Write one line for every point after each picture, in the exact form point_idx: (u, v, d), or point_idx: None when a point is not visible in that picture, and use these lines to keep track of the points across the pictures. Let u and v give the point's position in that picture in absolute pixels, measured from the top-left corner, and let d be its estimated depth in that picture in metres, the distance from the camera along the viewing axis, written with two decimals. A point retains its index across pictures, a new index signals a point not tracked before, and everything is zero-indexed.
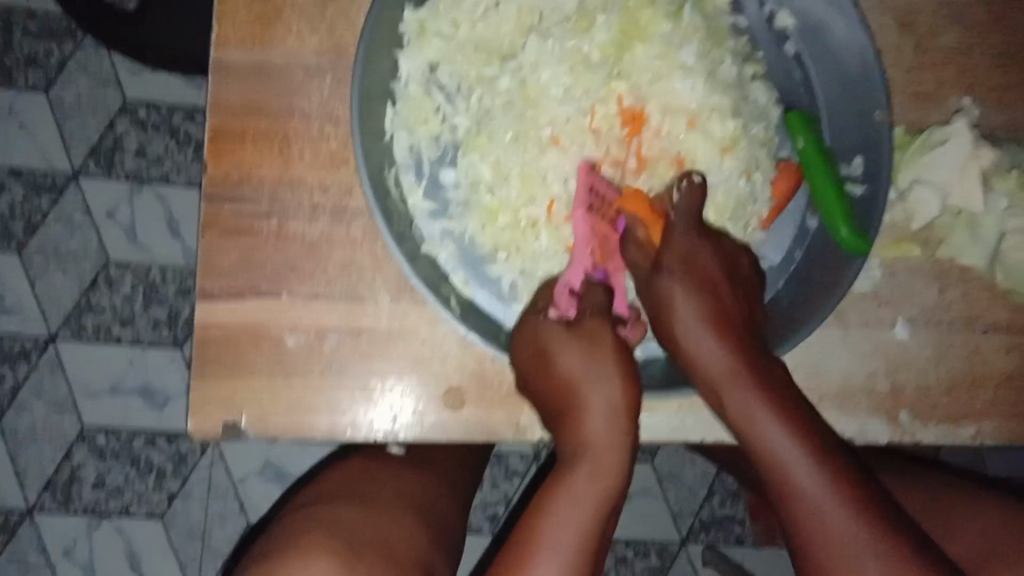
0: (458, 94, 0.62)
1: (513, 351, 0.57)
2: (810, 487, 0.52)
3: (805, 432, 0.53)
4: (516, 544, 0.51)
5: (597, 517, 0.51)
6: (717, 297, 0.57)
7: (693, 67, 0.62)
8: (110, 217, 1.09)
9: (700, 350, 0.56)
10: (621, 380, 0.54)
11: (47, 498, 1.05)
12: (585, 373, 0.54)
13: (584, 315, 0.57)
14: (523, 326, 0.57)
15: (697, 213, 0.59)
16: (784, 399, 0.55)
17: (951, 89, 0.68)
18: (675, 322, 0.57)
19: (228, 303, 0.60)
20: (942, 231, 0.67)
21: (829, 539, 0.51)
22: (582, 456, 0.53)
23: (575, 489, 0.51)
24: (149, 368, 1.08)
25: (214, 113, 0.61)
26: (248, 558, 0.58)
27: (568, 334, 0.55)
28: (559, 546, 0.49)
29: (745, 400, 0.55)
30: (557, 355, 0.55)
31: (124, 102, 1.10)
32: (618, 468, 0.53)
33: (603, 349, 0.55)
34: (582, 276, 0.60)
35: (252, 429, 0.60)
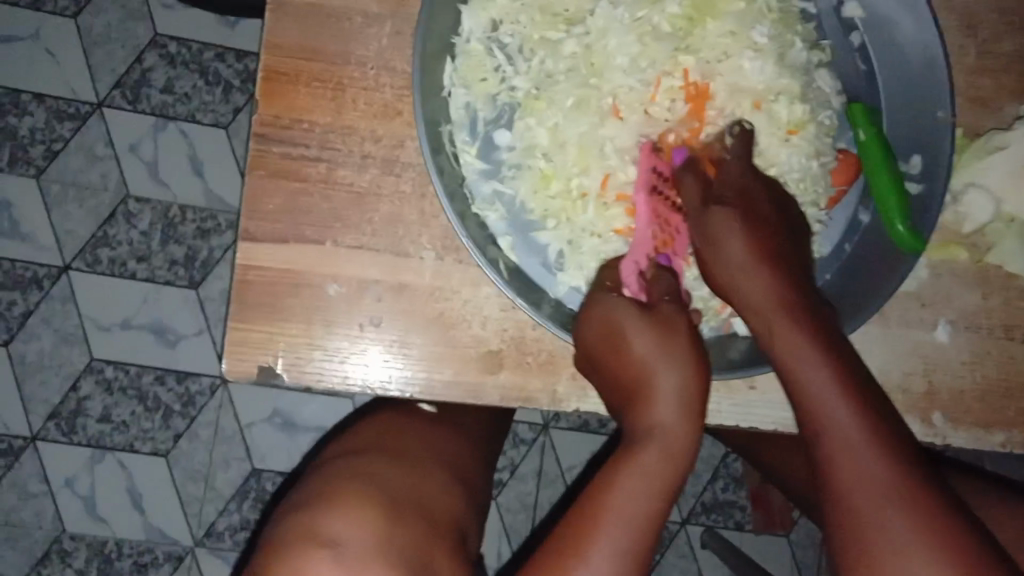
0: (519, 54, 0.62)
1: (579, 326, 0.56)
2: (804, 368, 0.51)
3: (809, 321, 0.53)
4: (575, 518, 0.50)
5: (663, 493, 0.50)
6: (842, 355, 0.52)
7: (764, 47, 0.62)
8: (133, 148, 1.07)
9: (830, 409, 0.50)
10: (693, 371, 0.54)
11: (51, 428, 1.05)
12: (659, 357, 0.54)
13: (660, 300, 0.56)
14: (591, 305, 0.57)
15: (747, 164, 0.60)
16: (803, 309, 0.53)
17: (1010, 96, 0.68)
18: (807, 388, 0.51)
19: (270, 247, 0.59)
20: (991, 237, 0.67)
21: (825, 415, 0.50)
22: (653, 437, 0.52)
23: (642, 468, 0.51)
24: (162, 306, 1.07)
25: (269, 52, 0.60)
26: (285, 507, 0.58)
27: (643, 319, 0.55)
28: (620, 526, 0.49)
29: (873, 471, 0.47)
30: (628, 336, 0.54)
31: (153, 36, 1.08)
32: (686, 456, 0.52)
33: (682, 334, 0.55)
34: (646, 260, 0.60)
35: (287, 373, 0.59)
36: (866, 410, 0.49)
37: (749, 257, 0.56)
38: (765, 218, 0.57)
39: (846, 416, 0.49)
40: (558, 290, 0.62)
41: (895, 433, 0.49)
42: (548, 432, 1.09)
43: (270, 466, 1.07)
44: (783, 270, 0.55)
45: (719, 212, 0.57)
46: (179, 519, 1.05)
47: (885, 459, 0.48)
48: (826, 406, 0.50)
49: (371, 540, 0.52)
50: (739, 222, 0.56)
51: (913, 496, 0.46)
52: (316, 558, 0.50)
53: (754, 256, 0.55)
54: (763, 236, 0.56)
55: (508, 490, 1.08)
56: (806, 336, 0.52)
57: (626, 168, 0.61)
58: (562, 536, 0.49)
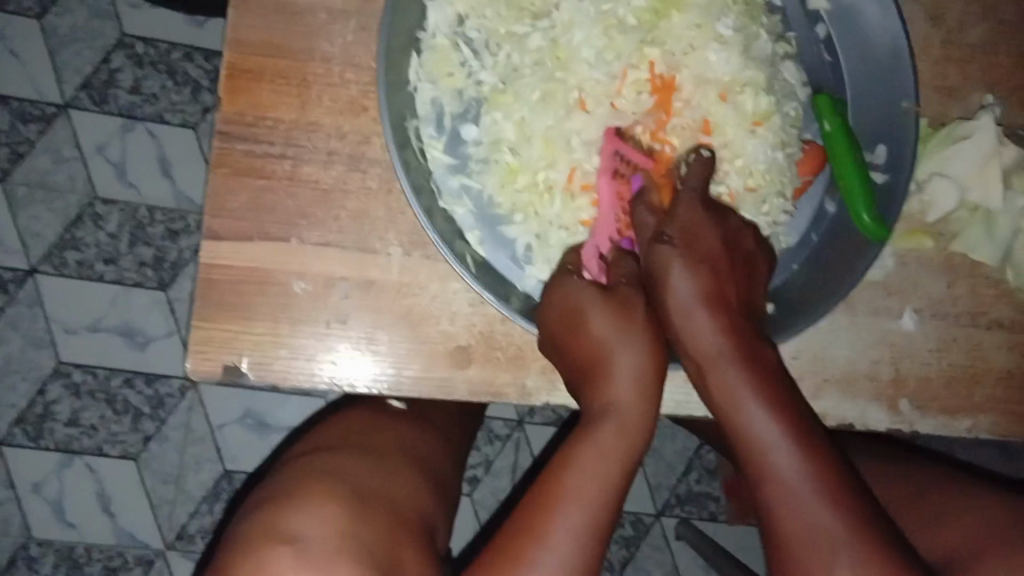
0: (485, 50, 0.61)
1: (540, 311, 0.57)
2: (749, 413, 0.53)
3: (752, 357, 0.55)
4: (533, 500, 0.51)
5: (620, 470, 0.52)
6: (785, 398, 0.54)
7: (730, 40, 0.62)
8: (100, 149, 1.06)
9: (775, 456, 0.51)
10: (651, 349, 0.55)
11: (19, 433, 1.03)
12: (619, 338, 0.55)
13: (619, 284, 0.57)
14: (553, 288, 0.57)
15: (699, 194, 0.58)
16: (747, 347, 0.55)
17: (973, 86, 0.68)
18: (754, 436, 0.52)
19: (235, 245, 0.58)
20: (955, 226, 0.67)
21: (769, 461, 0.52)
22: (610, 414, 0.53)
23: (599, 442, 0.52)
24: (131, 308, 1.05)
25: (232, 48, 0.59)
26: (248, 506, 0.57)
27: (604, 300, 0.56)
28: (581, 503, 0.49)
29: (820, 514, 0.49)
30: (588, 317, 0.55)
31: (121, 36, 1.07)
32: (641, 430, 0.54)
33: (637, 317, 0.56)
34: (609, 244, 0.60)
35: (253, 372, 0.58)
36: (809, 452, 0.51)
37: (698, 301, 0.56)
38: (713, 252, 0.57)
39: (789, 455, 0.51)
40: (526, 283, 0.62)
41: (839, 471, 0.51)
42: (522, 427, 1.09)
43: (243, 468, 1.06)
44: (730, 316, 0.56)
45: (666, 252, 0.57)
46: (152, 523, 1.04)
47: (831, 504, 0.49)
48: (769, 451, 0.52)
49: (334, 532, 0.51)
50: (686, 260, 0.56)
51: (860, 535, 0.48)
52: (277, 554, 0.49)
53: (700, 292, 0.56)
54: (709, 270, 0.57)
55: (484, 487, 1.08)
56: (749, 376, 0.54)
57: (592, 160, 0.60)
58: (520, 520, 0.50)
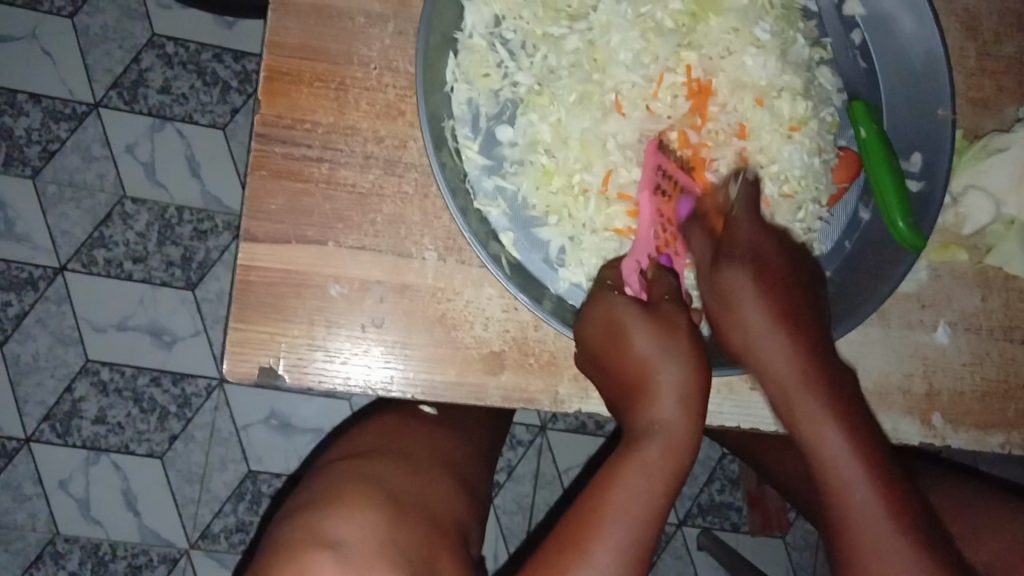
0: (522, 50, 0.62)
1: (579, 326, 0.56)
2: (801, 401, 0.53)
3: (799, 334, 0.54)
4: (575, 516, 0.50)
5: (665, 489, 0.51)
6: (845, 393, 0.53)
7: (766, 44, 0.62)
8: (130, 149, 1.07)
9: (834, 452, 0.52)
10: (695, 367, 0.53)
11: (46, 430, 1.04)
12: (661, 354, 0.53)
13: (660, 300, 0.56)
14: (596, 302, 0.56)
15: (755, 210, 0.58)
16: (795, 324, 0.54)
17: (1010, 98, 0.68)
18: (813, 430, 0.53)
19: (272, 247, 0.59)
20: (990, 239, 0.67)
21: (821, 448, 0.52)
22: (654, 432, 0.52)
23: (645, 463, 0.51)
24: (158, 307, 1.06)
25: (271, 51, 0.59)
26: (287, 508, 0.58)
27: (644, 316, 0.55)
28: (624, 523, 0.49)
29: (874, 508, 0.50)
30: (633, 337, 0.54)
31: (151, 36, 1.08)
32: (689, 448, 0.52)
33: (682, 330, 0.54)
34: (648, 259, 0.60)
35: (287, 375, 0.58)
36: (865, 444, 0.52)
37: (770, 321, 0.54)
38: (758, 231, 0.57)
39: (839, 438, 0.52)
40: (559, 285, 0.62)
41: (889, 465, 0.52)
42: (545, 434, 1.09)
43: (267, 468, 1.06)
44: (802, 332, 0.54)
45: (737, 273, 0.55)
46: (175, 522, 1.05)
47: (886, 498, 0.50)
48: (819, 437, 0.52)
49: (374, 537, 0.52)
50: (734, 245, 0.56)
51: (907, 526, 0.50)
52: (317, 558, 0.50)
53: (749, 271, 0.55)
54: (756, 251, 0.56)
55: (506, 493, 1.07)
56: (799, 357, 0.54)
57: (631, 167, 0.61)
58: (563, 535, 0.50)
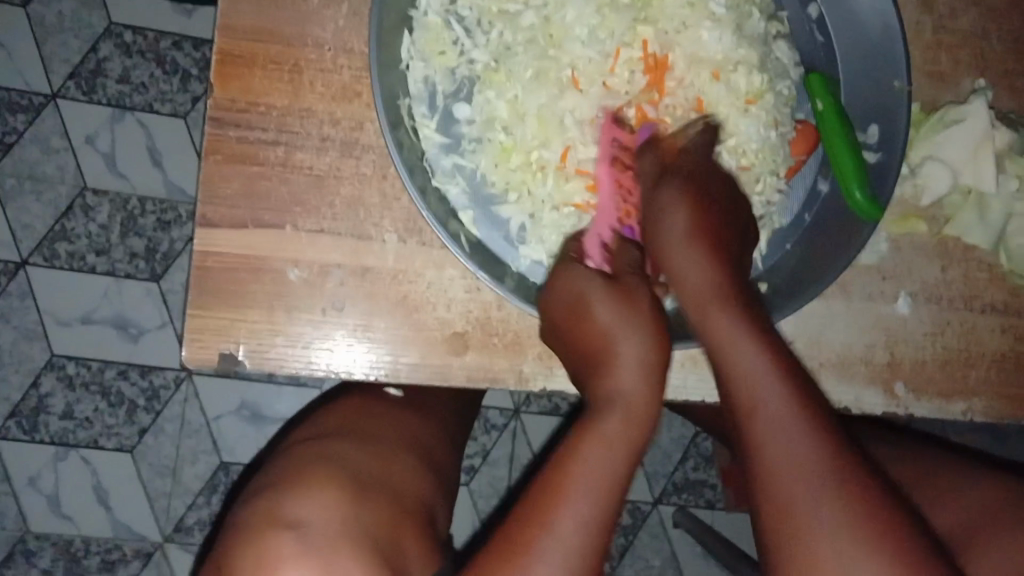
0: (478, 28, 0.61)
1: (547, 296, 0.57)
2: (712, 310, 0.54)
3: (715, 251, 0.56)
4: (537, 488, 0.51)
5: (625, 460, 0.51)
6: (772, 338, 0.52)
7: (722, 18, 0.62)
8: (90, 139, 1.05)
9: (763, 394, 0.50)
10: (655, 340, 0.55)
11: (11, 427, 1.02)
12: (622, 326, 0.54)
13: (624, 271, 0.57)
14: (557, 275, 0.57)
15: (709, 158, 0.60)
16: (713, 242, 0.56)
17: (965, 70, 0.68)
18: (742, 375, 0.51)
19: (230, 232, 0.58)
20: (949, 210, 0.68)
21: (729, 354, 0.52)
22: (614, 404, 0.53)
23: (604, 434, 0.52)
24: (123, 300, 1.05)
25: (223, 34, 0.58)
26: (249, 490, 0.57)
27: (607, 287, 0.56)
28: (587, 494, 0.49)
29: (803, 452, 0.47)
30: (594, 306, 0.55)
31: (109, 24, 1.06)
32: (647, 419, 0.53)
33: (641, 301, 0.56)
34: (610, 231, 0.60)
35: (249, 360, 0.58)
36: (795, 394, 0.49)
37: (689, 236, 0.56)
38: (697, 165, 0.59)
39: (746, 343, 0.52)
40: (520, 263, 0.61)
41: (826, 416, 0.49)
42: (519, 417, 1.09)
43: (239, 459, 1.06)
44: (724, 255, 0.56)
45: (666, 191, 0.58)
46: (147, 516, 1.04)
47: (814, 439, 0.48)
48: (727, 341, 0.52)
49: (336, 520, 0.52)
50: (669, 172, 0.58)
51: (838, 470, 0.47)
52: (275, 540, 0.50)
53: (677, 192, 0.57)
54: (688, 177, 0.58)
55: (480, 477, 1.08)
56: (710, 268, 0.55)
57: (587, 143, 0.61)
58: (525, 508, 0.50)
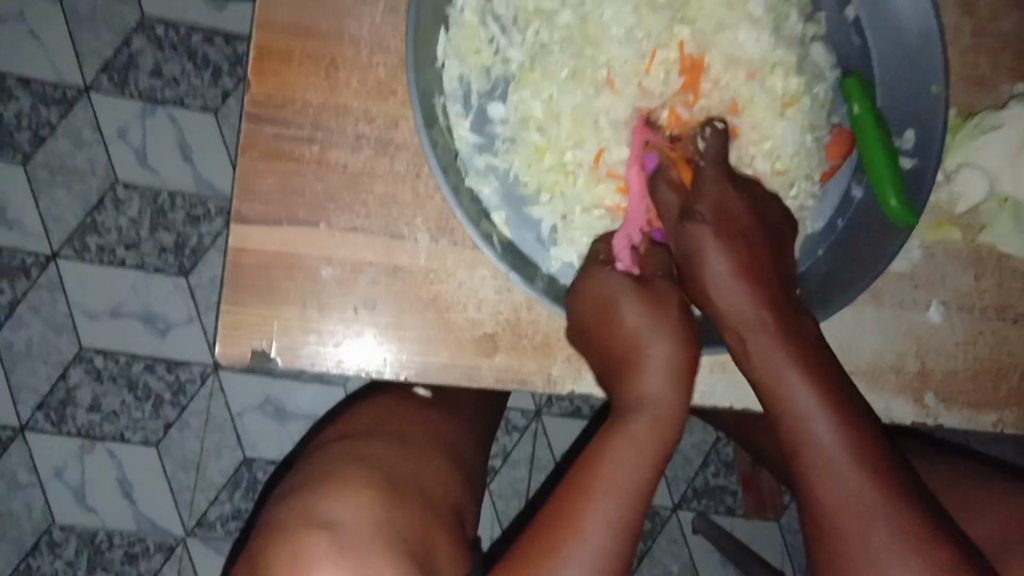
0: (514, 26, 0.61)
1: (572, 302, 0.56)
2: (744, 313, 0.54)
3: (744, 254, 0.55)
4: (566, 489, 0.51)
5: (652, 465, 0.52)
6: (820, 365, 0.52)
7: (760, 19, 0.63)
8: (122, 134, 1.06)
9: (815, 432, 0.50)
10: (684, 347, 0.54)
11: (39, 417, 1.03)
12: (652, 331, 0.54)
13: (653, 277, 0.57)
14: (586, 276, 0.57)
15: (721, 167, 0.57)
16: (742, 244, 0.55)
17: (1004, 76, 0.68)
18: (792, 410, 0.51)
19: (263, 228, 0.58)
20: (984, 217, 0.67)
21: (768, 363, 0.53)
22: (642, 409, 0.53)
23: (633, 439, 0.52)
24: (151, 294, 1.06)
25: (261, 30, 0.59)
26: (283, 488, 0.58)
27: (638, 292, 0.55)
28: (614, 496, 0.50)
29: (859, 489, 0.49)
30: (621, 310, 0.55)
31: (142, 19, 1.07)
32: (674, 424, 0.54)
33: (671, 309, 0.55)
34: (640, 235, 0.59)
35: (280, 357, 0.58)
36: (848, 428, 0.50)
37: (733, 279, 0.54)
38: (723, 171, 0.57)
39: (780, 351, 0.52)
40: (550, 264, 0.61)
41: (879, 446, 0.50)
42: (540, 418, 1.09)
43: (261, 454, 1.06)
44: (760, 280, 0.55)
45: (697, 228, 0.55)
46: (171, 509, 1.05)
47: (851, 441, 0.50)
48: (765, 349, 0.53)
49: (369, 518, 0.53)
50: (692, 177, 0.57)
51: (894, 505, 0.48)
52: (312, 538, 0.51)
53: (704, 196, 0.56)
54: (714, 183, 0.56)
55: (501, 477, 1.08)
56: (738, 271, 0.54)
57: (620, 144, 0.61)
58: (552, 510, 0.51)
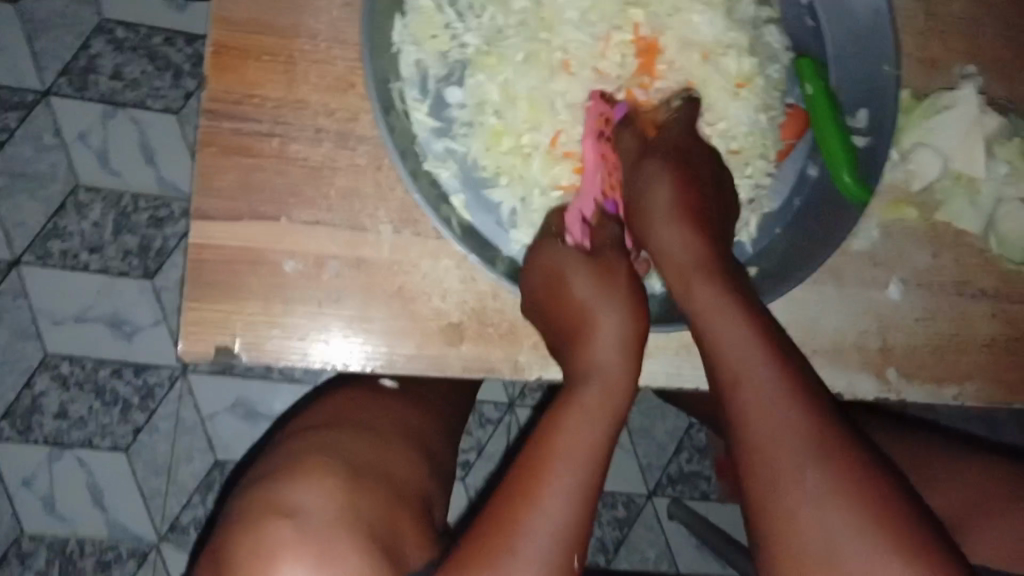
0: (469, 12, 0.61)
1: (525, 278, 0.58)
2: (678, 248, 0.55)
3: (687, 199, 0.56)
4: (523, 462, 0.51)
5: (605, 432, 0.52)
6: (758, 314, 0.51)
7: (713, 2, 0.63)
8: (82, 137, 1.05)
9: (749, 368, 0.49)
10: (632, 313, 0.55)
11: (5, 426, 1.02)
12: (599, 301, 0.55)
13: (604, 247, 0.58)
14: (538, 253, 0.58)
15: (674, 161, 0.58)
16: (689, 191, 0.57)
17: (955, 57, 0.69)
18: (728, 350, 0.50)
19: (224, 223, 0.58)
20: (940, 196, 0.68)
21: (697, 291, 0.53)
22: (592, 377, 0.53)
23: (584, 408, 0.52)
24: (117, 298, 1.04)
25: (218, 25, 0.58)
26: (247, 480, 0.58)
27: (586, 265, 0.56)
28: (568, 466, 0.50)
29: (792, 425, 0.46)
30: (570, 280, 0.56)
31: (100, 21, 1.06)
32: (625, 391, 0.53)
33: (619, 278, 0.56)
34: (594, 206, 0.60)
35: (245, 353, 0.58)
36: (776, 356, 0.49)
37: (675, 221, 0.56)
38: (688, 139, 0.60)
39: (709, 284, 0.53)
40: (512, 247, 0.62)
41: (816, 393, 0.48)
42: (514, 411, 1.09)
43: (234, 456, 1.05)
44: (704, 228, 0.56)
45: (654, 163, 0.58)
46: (143, 514, 1.04)
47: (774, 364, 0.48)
48: (692, 279, 0.54)
49: (335, 507, 0.53)
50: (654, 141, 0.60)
51: (828, 442, 0.46)
52: (275, 527, 0.51)
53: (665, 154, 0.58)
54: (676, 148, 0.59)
55: (476, 471, 1.08)
56: (679, 211, 0.56)
57: (576, 126, 0.61)
58: (512, 484, 0.50)
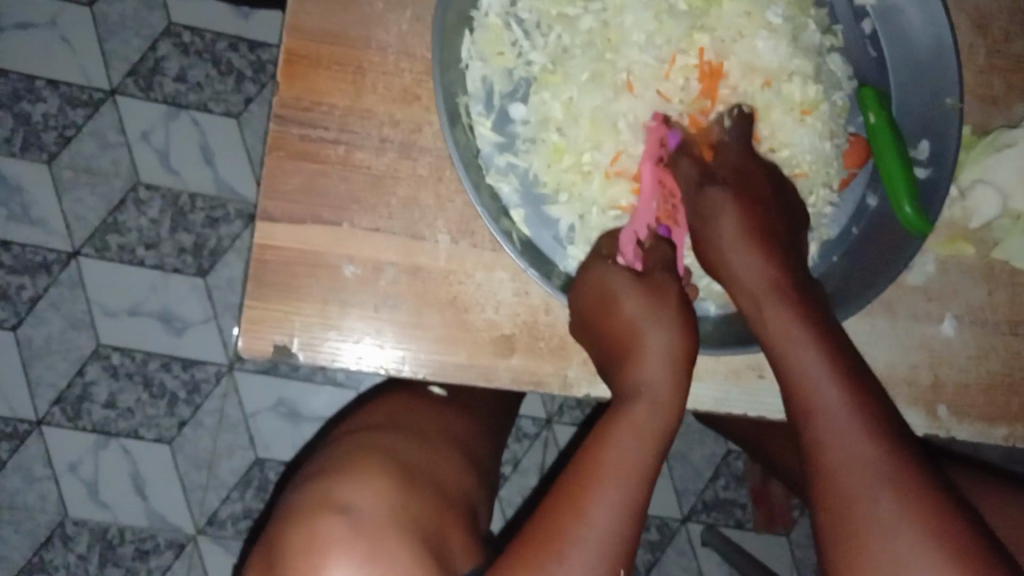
0: (537, 30, 0.63)
1: (575, 294, 0.58)
2: (742, 266, 0.58)
3: (755, 216, 0.58)
4: (572, 476, 0.52)
5: (654, 446, 0.53)
6: (828, 330, 0.55)
7: (778, 28, 0.64)
8: (145, 136, 1.08)
9: (828, 401, 0.52)
10: (683, 333, 0.56)
11: (56, 412, 1.05)
12: (650, 320, 0.56)
13: (654, 269, 0.59)
14: (588, 273, 0.59)
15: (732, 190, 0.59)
16: (756, 207, 0.59)
17: (1019, 95, 0.68)
18: (800, 372, 0.54)
19: (289, 227, 0.60)
20: (997, 234, 0.67)
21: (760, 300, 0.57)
22: (642, 394, 0.54)
23: (633, 424, 0.53)
24: (169, 293, 1.07)
25: (291, 34, 0.60)
26: (297, 479, 0.59)
27: (637, 283, 0.57)
28: (619, 481, 0.51)
29: (867, 455, 0.50)
30: (620, 300, 0.56)
31: (169, 25, 1.09)
32: (673, 408, 0.55)
33: (671, 298, 0.57)
34: (648, 230, 0.61)
35: (300, 351, 0.59)
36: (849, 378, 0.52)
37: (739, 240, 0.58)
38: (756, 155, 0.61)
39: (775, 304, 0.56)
40: (567, 263, 0.62)
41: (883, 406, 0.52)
42: (551, 427, 1.09)
43: (274, 455, 1.07)
44: (775, 253, 0.58)
45: (716, 192, 0.59)
46: (182, 506, 1.06)
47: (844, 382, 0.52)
48: (756, 296, 0.57)
49: (385, 507, 0.54)
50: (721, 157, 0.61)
51: (903, 480, 0.49)
52: (327, 523, 0.52)
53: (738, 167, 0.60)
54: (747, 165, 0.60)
55: (510, 485, 1.08)
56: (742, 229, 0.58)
57: (637, 146, 0.62)
58: (556, 500, 0.51)
